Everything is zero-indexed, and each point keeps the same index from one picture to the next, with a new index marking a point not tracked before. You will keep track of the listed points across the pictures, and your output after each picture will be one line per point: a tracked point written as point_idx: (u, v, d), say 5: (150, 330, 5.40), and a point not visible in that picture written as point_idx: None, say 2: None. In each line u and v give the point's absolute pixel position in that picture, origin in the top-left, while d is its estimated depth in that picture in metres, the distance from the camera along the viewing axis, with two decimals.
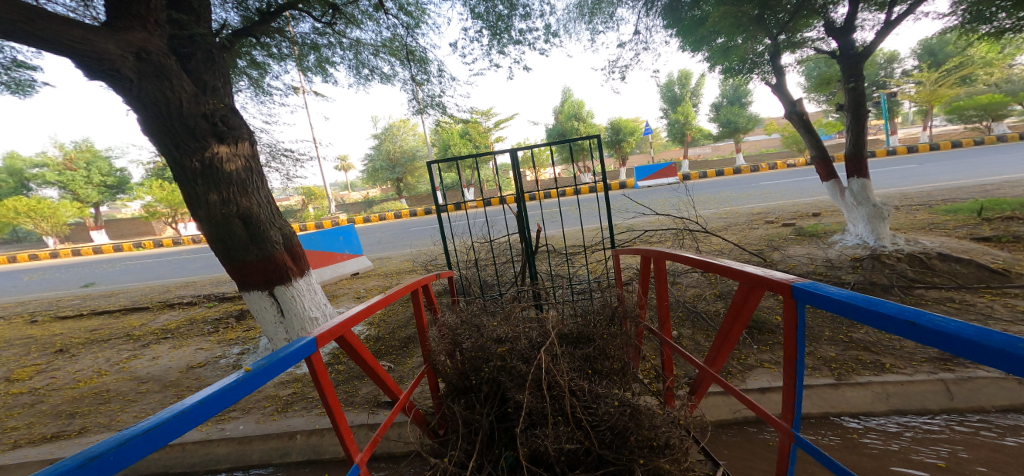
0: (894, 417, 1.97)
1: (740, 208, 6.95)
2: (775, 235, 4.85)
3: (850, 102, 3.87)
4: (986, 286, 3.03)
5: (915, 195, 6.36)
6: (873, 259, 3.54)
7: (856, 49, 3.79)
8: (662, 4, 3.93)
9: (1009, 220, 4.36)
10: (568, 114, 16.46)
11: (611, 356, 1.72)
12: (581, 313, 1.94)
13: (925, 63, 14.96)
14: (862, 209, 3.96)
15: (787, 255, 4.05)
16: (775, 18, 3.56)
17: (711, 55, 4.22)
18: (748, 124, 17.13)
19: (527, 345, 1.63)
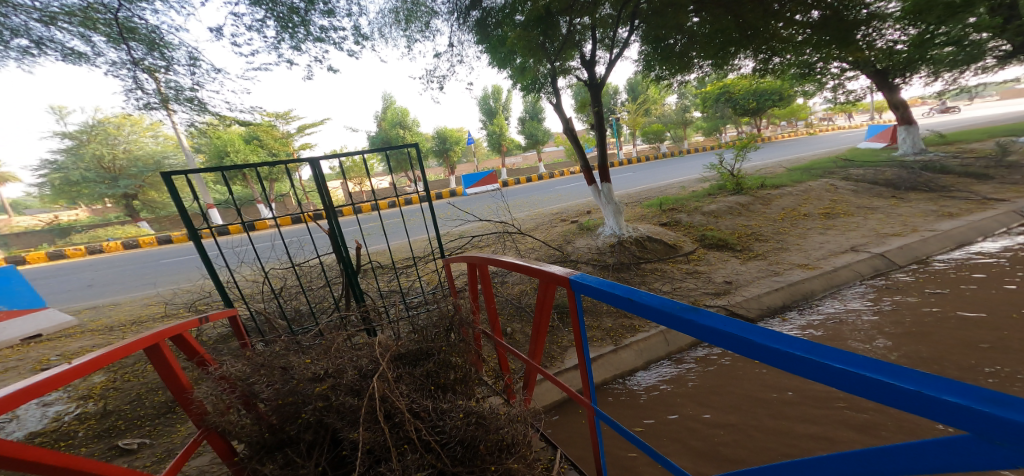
0: (648, 367, 2.90)
1: (545, 209, 8.14)
2: (568, 231, 5.86)
3: (597, 122, 4.89)
4: (666, 258, 4.73)
5: (632, 193, 8.84)
6: (619, 244, 4.80)
7: (596, 80, 4.85)
8: (474, 19, 4.35)
9: (673, 210, 6.40)
10: (392, 122, 15.95)
11: (451, 366, 1.74)
12: (418, 329, 1.88)
13: (631, 98, 21.16)
14: (610, 207, 5.08)
15: (576, 247, 5.01)
16: (551, 46, 4.31)
17: (512, 73, 4.75)
18: (545, 137, 20.38)
19: (356, 376, 1.46)
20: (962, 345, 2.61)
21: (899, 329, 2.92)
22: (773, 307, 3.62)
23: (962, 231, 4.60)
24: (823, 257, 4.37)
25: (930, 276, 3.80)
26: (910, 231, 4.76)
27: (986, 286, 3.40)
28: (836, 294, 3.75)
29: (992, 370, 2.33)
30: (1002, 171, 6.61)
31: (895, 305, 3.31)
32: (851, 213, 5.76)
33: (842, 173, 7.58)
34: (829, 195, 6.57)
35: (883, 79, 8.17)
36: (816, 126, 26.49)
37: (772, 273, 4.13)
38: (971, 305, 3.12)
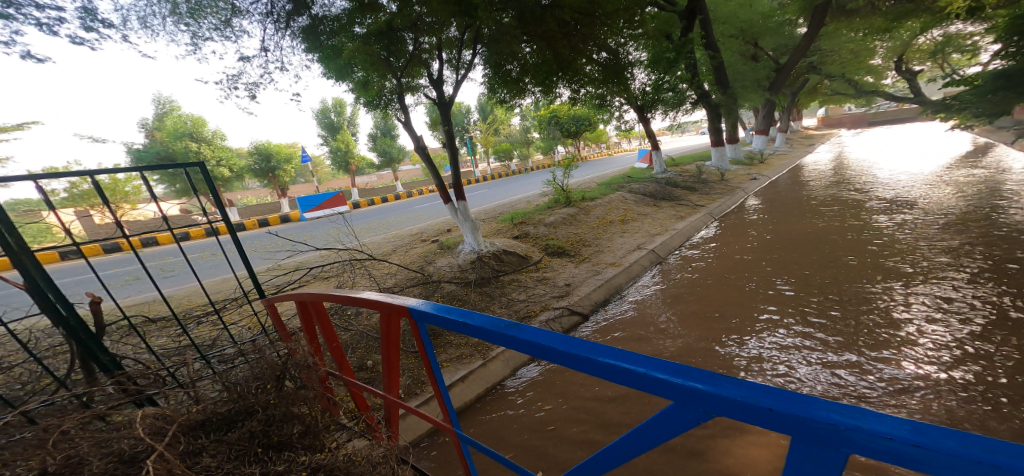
0: (516, 372, 3.12)
1: (402, 231, 7.83)
2: (429, 251, 5.74)
3: (449, 141, 4.94)
4: (521, 269, 5.13)
5: (486, 209, 9.29)
6: (479, 259, 4.95)
7: (446, 99, 4.91)
8: (300, 26, 3.89)
9: (522, 223, 6.99)
10: (175, 133, 12.62)
11: (289, 419, 1.43)
12: (233, 386, 1.49)
13: (481, 118, 22.56)
14: (466, 225, 5.17)
15: (437, 266, 4.96)
16: (396, 62, 4.18)
17: (354, 87, 4.44)
18: (400, 155, 19.91)
19: (112, 463, 1.09)
20: (711, 309, 3.69)
21: (678, 305, 3.92)
22: (598, 302, 4.32)
23: (688, 228, 6.56)
24: (623, 255, 5.46)
25: (684, 263, 5.26)
26: (661, 231, 6.39)
27: (714, 267, 4.86)
28: (632, 284, 4.78)
29: (728, 322, 3.36)
30: (698, 185, 9.58)
31: (673, 287, 4.43)
32: (634, 218, 7.35)
33: (627, 187, 9.41)
34: (620, 205, 8.13)
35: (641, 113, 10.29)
36: (611, 148, 33.58)
37: (595, 272, 4.94)
38: (709, 281, 4.40)
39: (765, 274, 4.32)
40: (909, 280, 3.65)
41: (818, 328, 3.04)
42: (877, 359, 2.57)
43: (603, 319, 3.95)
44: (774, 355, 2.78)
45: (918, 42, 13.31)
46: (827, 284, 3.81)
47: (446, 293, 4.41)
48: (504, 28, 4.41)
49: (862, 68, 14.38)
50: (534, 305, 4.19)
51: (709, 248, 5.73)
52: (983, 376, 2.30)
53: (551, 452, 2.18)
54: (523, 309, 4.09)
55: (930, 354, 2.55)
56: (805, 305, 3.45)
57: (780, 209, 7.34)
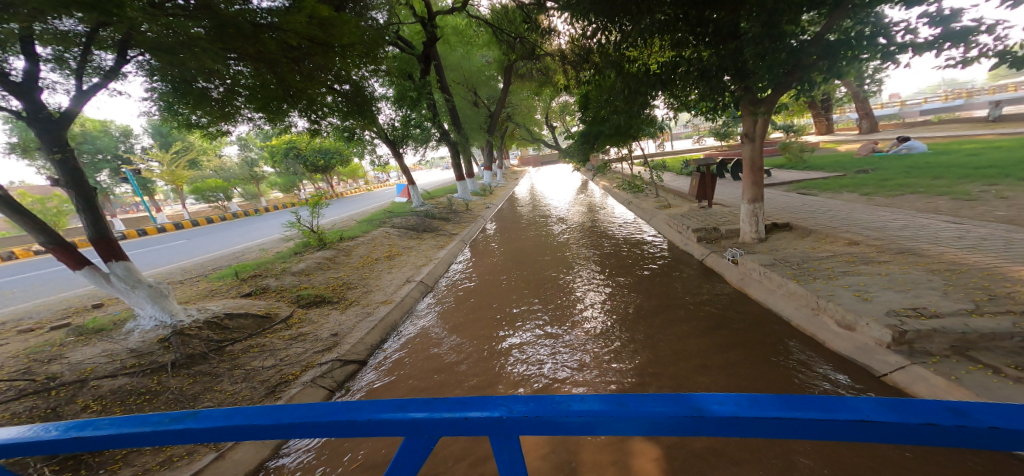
0: (278, 451, 2.55)
1: None
2: (43, 344, 3.64)
3: (67, 176, 3.39)
4: (263, 330, 4.04)
5: (190, 268, 6.78)
6: (178, 335, 3.52)
7: (51, 115, 3.36)
8: None
9: (256, 276, 5.64)
10: None
11: None
12: None
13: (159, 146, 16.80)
14: (140, 291, 3.66)
15: (73, 361, 3.22)
16: None
17: None
18: None
19: None
20: (480, 325, 4.18)
21: (456, 327, 4.24)
22: (374, 345, 4.02)
23: (448, 255, 6.91)
24: (394, 290, 5.26)
25: (452, 288, 5.61)
26: (428, 261, 6.53)
27: (480, 286, 5.53)
28: (408, 319, 4.67)
29: (494, 334, 3.91)
30: (454, 216, 10.42)
31: (449, 312, 4.75)
32: (399, 252, 7.25)
33: (389, 222, 9.31)
34: (385, 241, 7.90)
35: (393, 147, 10.50)
36: (360, 183, 32.32)
37: (366, 314, 4.56)
38: (477, 299, 4.97)
39: (514, 285, 5.31)
40: (584, 275, 5.32)
41: (548, 323, 3.99)
42: (579, 336, 3.61)
43: (385, 359, 3.76)
44: (525, 352, 3.45)
45: (552, 105, 20.02)
46: (548, 288, 5.00)
47: (112, 391, 2.93)
48: (189, 37, 3.25)
49: (532, 121, 19.89)
50: (290, 367, 3.45)
51: (472, 270, 6.39)
52: (630, 328, 3.65)
53: None
54: (274, 377, 3.29)
55: (595, 324, 3.82)
56: (540, 305, 4.46)
57: (512, 231, 9.08)
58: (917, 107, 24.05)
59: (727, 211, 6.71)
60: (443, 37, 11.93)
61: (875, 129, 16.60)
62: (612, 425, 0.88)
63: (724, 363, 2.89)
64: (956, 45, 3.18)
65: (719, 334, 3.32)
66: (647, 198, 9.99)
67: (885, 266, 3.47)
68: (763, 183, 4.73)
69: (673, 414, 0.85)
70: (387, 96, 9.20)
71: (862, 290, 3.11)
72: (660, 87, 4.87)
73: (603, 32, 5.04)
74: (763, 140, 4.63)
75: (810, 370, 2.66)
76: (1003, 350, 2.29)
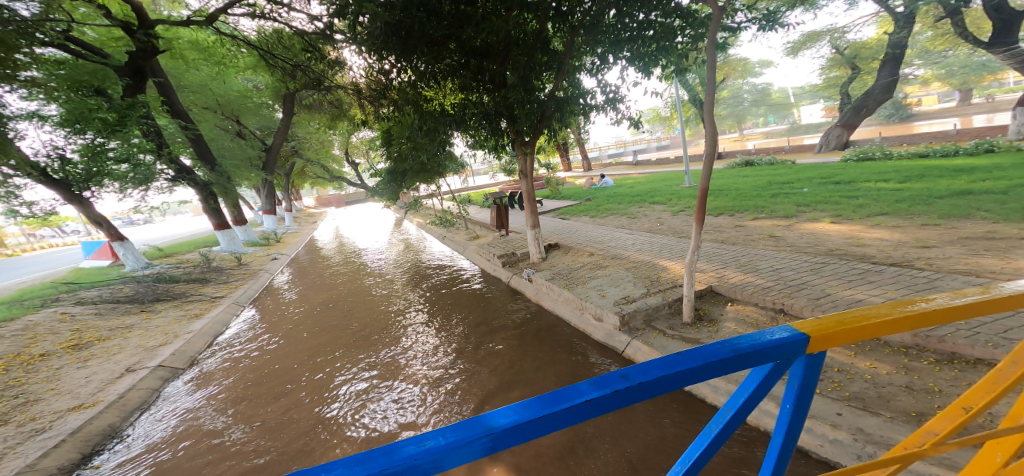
0: None
1: None
2: None
3: None
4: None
5: None
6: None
7: None
8: None
9: None
10: None
11: None
12: None
13: None
14: None
15: None
16: None
17: None
18: None
19: None
20: (286, 392, 3.44)
21: (252, 401, 3.38)
22: (62, 471, 2.69)
23: (210, 326, 5.27)
24: (97, 389, 3.62)
25: (219, 363, 4.33)
26: (172, 338, 4.82)
27: (281, 344, 4.60)
28: (138, 419, 3.34)
29: (312, 395, 3.32)
30: (212, 274, 8.22)
31: (230, 388, 3.67)
32: (105, 337, 5.05)
33: (69, 299, 6.50)
34: (63, 326, 5.45)
35: (65, 190, 7.56)
36: (25, 247, 21.11)
37: (34, 433, 2.98)
38: (283, 360, 4.13)
39: (331, 335, 4.68)
40: (408, 314, 5.09)
41: (377, 367, 3.68)
42: (412, 376, 3.44)
43: None
44: (351, 411, 3.02)
45: (351, 140, 18.99)
46: (370, 334, 4.55)
47: None
48: None
49: (329, 156, 18.27)
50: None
51: (261, 333, 5.15)
52: (459, 357, 3.67)
53: None
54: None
55: (423, 360, 3.70)
56: (362, 353, 4.03)
57: (306, 283, 7.85)
58: (614, 152, 34.56)
59: (519, 237, 7.83)
60: (176, 51, 9.48)
61: (589, 168, 22.77)
62: (438, 461, 0.62)
63: (538, 369, 3.27)
64: (610, 109, 4.73)
65: (533, 343, 3.76)
66: (459, 232, 10.49)
67: (608, 269, 4.68)
68: (538, 211, 5.71)
69: (483, 433, 0.66)
70: (43, 115, 6.50)
71: (602, 288, 4.10)
72: (456, 126, 5.32)
73: (400, 70, 5.03)
74: (533, 177, 5.64)
75: (591, 361, 3.26)
76: (666, 317, 3.43)
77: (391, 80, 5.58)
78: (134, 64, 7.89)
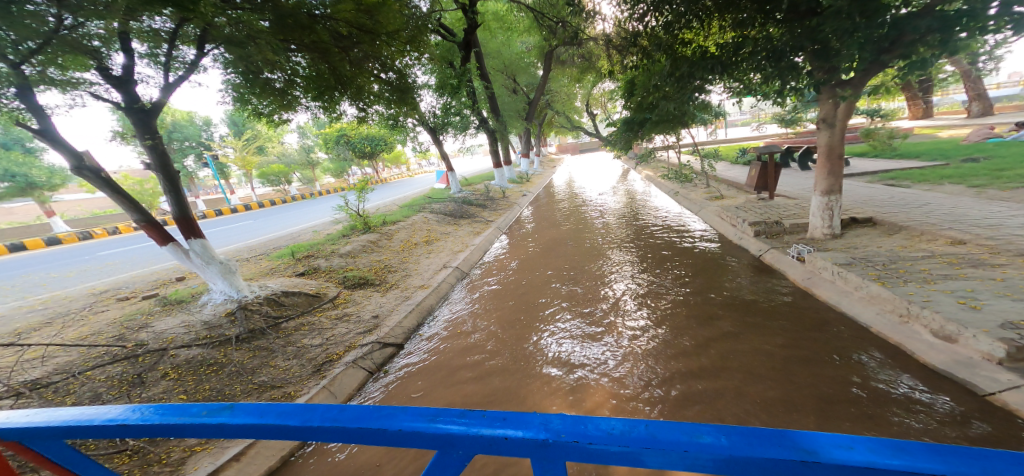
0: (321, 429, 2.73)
1: (74, 289, 5.09)
2: (137, 312, 4.03)
3: (157, 162, 3.57)
4: (314, 309, 4.34)
5: (257, 246, 7.20)
6: (241, 310, 3.86)
7: (145, 104, 3.52)
8: None
9: (311, 257, 5.99)
10: None
11: None
12: None
13: (236, 133, 18.12)
14: (213, 267, 3.97)
15: (160, 331, 3.57)
16: (14, 39, 2.60)
17: None
18: (55, 180, 12.66)
19: None
20: (509, 314, 4.19)
21: (480, 316, 4.27)
22: (411, 329, 4.12)
23: (484, 242, 7.01)
24: (431, 276, 5.41)
25: (485, 275, 5.65)
26: (462, 247, 6.66)
27: (506, 276, 5.45)
28: (443, 304, 4.79)
29: (524, 326, 3.86)
30: (488, 202, 10.55)
31: (475, 301, 4.75)
32: (434, 239, 7.41)
33: (427, 208, 9.49)
34: (423, 226, 8.18)
35: (433, 134, 10.94)
36: (411, 167, 33.14)
37: (405, 298, 4.73)
38: (503, 290, 4.93)
39: (534, 274, 5.30)
40: (603, 269, 5.09)
41: (579, 314, 3.91)
42: (619, 327, 3.54)
43: (420, 347, 3.81)
44: (561, 347, 3.35)
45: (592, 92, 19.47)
46: (574, 280, 4.85)
47: (183, 360, 3.21)
48: (253, 30, 3.49)
49: (571, 108, 19.47)
50: (335, 346, 3.64)
51: (503, 257, 6.38)
52: (666, 323, 3.51)
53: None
54: (320, 356, 3.49)
55: (635, 320, 3.64)
56: (576, 297, 4.31)
57: (550, 219, 8.95)
58: None
59: (791, 205, 6.18)
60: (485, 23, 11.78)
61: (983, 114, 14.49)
62: (639, 456, 0.82)
63: (777, 365, 2.74)
64: None
65: (770, 334, 3.14)
66: (696, 189, 9.32)
67: (1002, 270, 3.07)
68: (842, 173, 4.30)
69: (797, 457, 0.76)
70: (430, 85, 9.41)
71: (969, 296, 2.76)
72: (720, 71, 4.48)
73: (654, 14, 4.76)
74: (845, 126, 4.16)
75: (873, 382, 2.46)
76: None
77: (642, 26, 5.30)
78: (465, 39, 10.19)
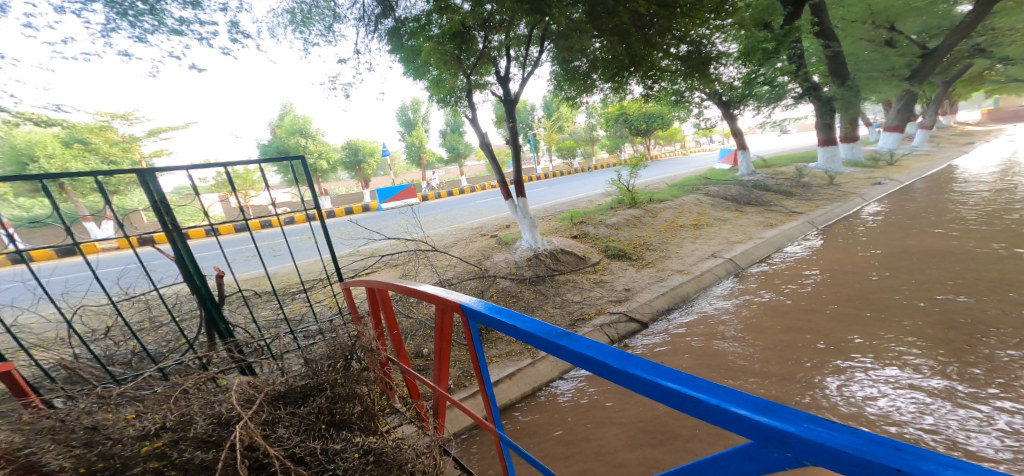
0: (566, 375, 3.05)
1: (465, 224, 7.88)
2: (487, 245, 5.84)
3: (512, 139, 4.91)
4: (580, 269, 5.01)
5: (550, 207, 9.00)
6: (536, 257, 4.94)
7: (512, 96, 4.85)
8: (387, 28, 4.13)
9: (582, 224, 6.77)
10: (290, 129, 14.25)
11: (349, 400, 1.81)
12: (309, 362, 1.87)
13: (546, 116, 22.35)
14: (525, 222, 5.20)
15: (493, 261, 5.08)
16: (467, 60, 4.25)
17: (428, 86, 4.64)
18: (467, 150, 20.27)
19: (212, 424, 1.36)
20: (788, 326, 3.32)
21: (742, 317, 3.65)
22: (659, 311, 4.04)
23: (779, 237, 5.77)
24: (693, 263, 5.05)
25: (767, 276, 4.63)
26: (746, 239, 5.79)
27: (799, 283, 4.23)
28: (703, 295, 4.39)
29: (809, 346, 2.97)
30: (800, 190, 8.54)
31: (742, 300, 4.05)
32: (708, 224, 6.80)
33: (701, 190, 8.63)
34: (694, 209, 7.57)
35: (726, 108, 9.62)
36: (690, 143, 30.95)
37: (659, 279, 4.66)
38: (790, 297, 3.89)
39: (845, 288, 3.91)
40: (987, 307, 3.14)
41: (918, 362, 2.59)
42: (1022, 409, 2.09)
43: (664, 332, 3.65)
44: (877, 399, 2.31)
45: None
46: (913, 310, 3.25)
47: (500, 288, 4.46)
48: (574, 24, 4.24)
49: None
50: (589, 307, 4.08)
51: (792, 260, 5.08)
52: None
53: (607, 454, 2.16)
54: (577, 312, 3.99)
55: None
56: (923, 335, 2.88)
57: (897, 220, 6.16)
58: None
59: None
60: None
61: None
62: None
63: None
64: None
65: None
66: None
67: None
68: None
69: None
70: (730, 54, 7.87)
71: None
72: None
73: None
74: None
75: None
76: None
77: None
78: None
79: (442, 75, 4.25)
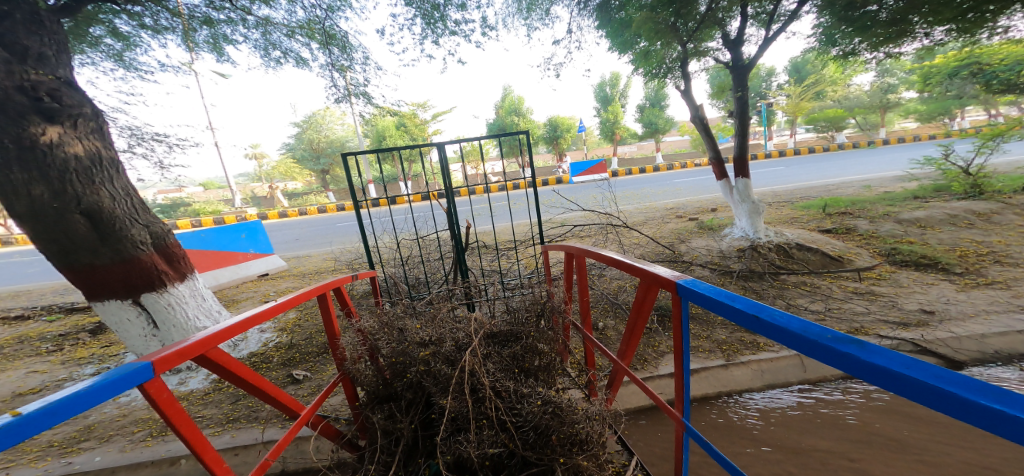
0: (767, 391, 2.50)
1: (657, 203, 7.44)
2: (683, 229, 5.41)
3: (739, 110, 4.24)
4: (826, 271, 3.86)
5: (784, 193, 7.53)
6: (752, 248, 4.22)
7: (744, 61, 4.16)
8: (595, 4, 4.10)
9: (843, 215, 5.46)
10: (509, 109, 16.33)
11: (538, 352, 2.00)
12: (513, 311, 2.21)
13: (793, 80, 17.82)
14: (745, 206, 4.54)
15: (690, 247, 4.63)
16: (685, 26, 3.83)
17: (634, 58, 4.39)
18: (666, 126, 18.69)
19: (452, 347, 1.78)
20: None
21: None
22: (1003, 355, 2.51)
23: None
24: None
25: None
26: None
27: None
28: None
29: None
30: None
31: None
32: None
33: None
34: None
35: None
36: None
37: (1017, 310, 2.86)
38: None
39: None
40: None
41: None
42: None
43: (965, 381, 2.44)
44: None
45: None
46: None
47: (696, 276, 4.01)
48: None
49: None
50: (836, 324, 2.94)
51: None
52: None
53: None
54: None
55: None
56: None
57: None
58: None
59: None
60: None
61: None
62: None
63: None
64: None
65: None
66: None
67: None
68: None
69: None
70: None
71: None
72: None
73: None
74: None
75: None
76: None
77: None
78: None
79: (653, 45, 3.87)
